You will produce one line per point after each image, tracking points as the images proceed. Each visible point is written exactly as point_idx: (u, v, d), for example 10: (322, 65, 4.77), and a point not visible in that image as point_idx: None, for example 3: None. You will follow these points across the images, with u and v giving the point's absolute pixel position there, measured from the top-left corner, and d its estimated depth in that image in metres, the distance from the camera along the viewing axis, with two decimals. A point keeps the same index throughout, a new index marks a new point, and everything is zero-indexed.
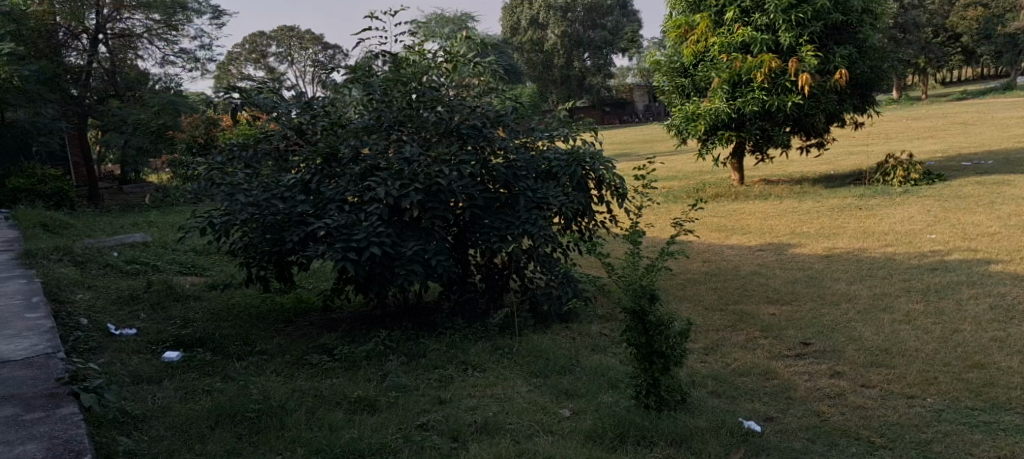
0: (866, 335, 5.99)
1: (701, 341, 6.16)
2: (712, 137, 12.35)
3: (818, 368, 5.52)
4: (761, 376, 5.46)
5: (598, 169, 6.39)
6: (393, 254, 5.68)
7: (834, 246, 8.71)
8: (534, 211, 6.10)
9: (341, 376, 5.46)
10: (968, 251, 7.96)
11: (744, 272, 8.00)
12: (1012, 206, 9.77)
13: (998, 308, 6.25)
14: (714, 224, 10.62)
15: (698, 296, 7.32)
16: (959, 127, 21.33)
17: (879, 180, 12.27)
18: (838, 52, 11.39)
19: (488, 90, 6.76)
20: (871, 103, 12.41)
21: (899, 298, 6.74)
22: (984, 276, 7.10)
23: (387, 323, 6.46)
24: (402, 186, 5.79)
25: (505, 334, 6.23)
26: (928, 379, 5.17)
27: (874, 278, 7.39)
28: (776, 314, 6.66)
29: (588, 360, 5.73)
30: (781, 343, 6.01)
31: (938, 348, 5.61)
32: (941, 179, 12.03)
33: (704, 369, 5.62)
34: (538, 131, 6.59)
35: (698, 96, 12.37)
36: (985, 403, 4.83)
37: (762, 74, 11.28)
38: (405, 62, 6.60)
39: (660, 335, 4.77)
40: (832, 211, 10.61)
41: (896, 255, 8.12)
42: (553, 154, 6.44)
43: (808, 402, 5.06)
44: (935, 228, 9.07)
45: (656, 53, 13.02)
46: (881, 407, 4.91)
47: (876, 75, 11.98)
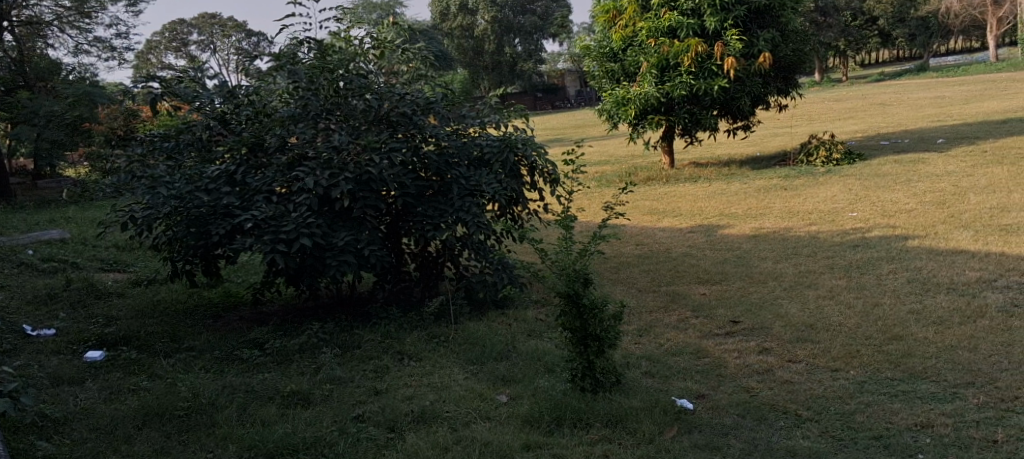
0: (791, 311, 6.15)
1: (634, 323, 6.24)
2: (642, 122, 12.51)
3: (746, 346, 5.64)
4: (693, 355, 5.57)
5: (530, 155, 6.41)
6: (324, 245, 5.61)
7: (761, 226, 8.91)
8: (467, 198, 6.08)
9: (273, 370, 5.38)
10: (888, 228, 8.22)
11: (675, 254, 8.13)
12: (928, 183, 10.14)
13: (915, 282, 6.48)
14: (645, 207, 10.74)
15: (630, 278, 7.41)
16: (877, 107, 22.04)
17: (803, 161, 12.60)
18: (761, 35, 11.60)
19: (416, 76, 6.72)
20: (794, 85, 12.70)
21: (823, 274, 6.94)
22: (902, 251, 7.35)
23: (320, 315, 6.38)
24: (331, 175, 5.72)
25: (441, 322, 6.21)
26: (850, 353, 5.34)
27: (799, 256, 7.58)
28: (707, 293, 6.79)
29: (524, 346, 5.76)
30: (711, 322, 6.13)
31: (860, 322, 5.80)
32: (861, 158, 12.41)
33: (639, 350, 5.70)
34: (469, 117, 6.56)
35: (628, 81, 12.46)
36: (904, 373, 5.00)
37: (689, 58, 11.49)
38: (331, 49, 6.45)
39: (593, 318, 4.82)
40: (758, 192, 10.85)
41: (819, 233, 8.35)
42: (485, 141, 6.43)
43: (738, 378, 5.17)
44: (856, 206, 9.34)
45: (585, 38, 13.07)
46: (807, 380, 5.05)
47: (798, 58, 12.27)
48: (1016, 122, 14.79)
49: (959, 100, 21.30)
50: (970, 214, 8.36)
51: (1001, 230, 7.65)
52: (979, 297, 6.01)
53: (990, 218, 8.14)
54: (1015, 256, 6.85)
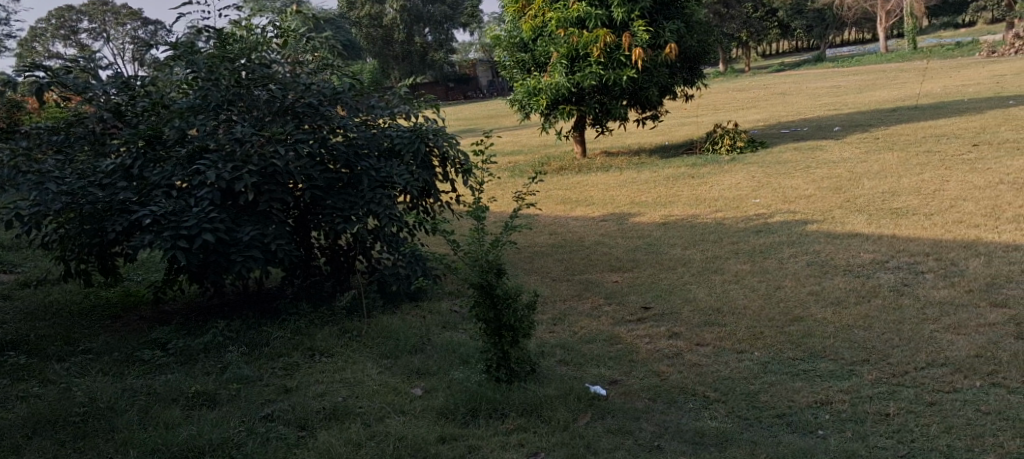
0: (699, 296, 6.30)
1: (548, 312, 6.28)
2: (554, 111, 12.59)
3: (657, 331, 5.74)
4: (606, 342, 5.64)
5: (442, 146, 6.37)
6: (228, 240, 5.45)
7: (670, 214, 9.09)
8: (378, 190, 5.99)
9: (176, 371, 5.21)
10: (789, 213, 8.49)
11: (588, 243, 8.20)
12: (826, 170, 10.51)
13: (815, 265, 6.71)
14: (557, 197, 10.81)
15: (544, 268, 7.46)
16: (778, 97, 22.77)
17: (709, 149, 12.90)
18: (667, 26, 11.81)
19: (322, 66, 6.63)
20: (699, 76, 12.98)
21: (729, 259, 7.12)
22: (803, 235, 7.60)
23: (226, 313, 6.21)
24: (234, 169, 5.57)
25: (353, 316, 6.12)
26: (754, 334, 5.50)
27: (706, 242, 7.76)
28: (619, 281, 6.89)
29: (439, 338, 5.73)
30: (623, 309, 6.22)
31: (763, 304, 5.98)
32: (763, 146, 12.80)
33: (553, 338, 5.74)
34: (378, 108, 6.49)
35: (539, 71, 12.54)
36: (804, 353, 5.17)
37: (598, 49, 11.59)
38: (232, 38, 6.30)
39: (507, 307, 4.81)
40: (667, 180, 11.05)
41: (725, 219, 8.56)
42: (395, 132, 6.35)
43: (649, 363, 5.26)
44: (759, 193, 9.62)
45: (495, 27, 13.03)
46: (714, 363, 5.17)
47: (703, 49, 12.55)
48: (906, 110, 15.46)
49: (854, 89, 22.15)
50: (865, 199, 8.71)
51: (892, 214, 7.99)
52: (872, 278, 6.26)
53: (883, 202, 8.49)
54: (905, 237, 7.16)
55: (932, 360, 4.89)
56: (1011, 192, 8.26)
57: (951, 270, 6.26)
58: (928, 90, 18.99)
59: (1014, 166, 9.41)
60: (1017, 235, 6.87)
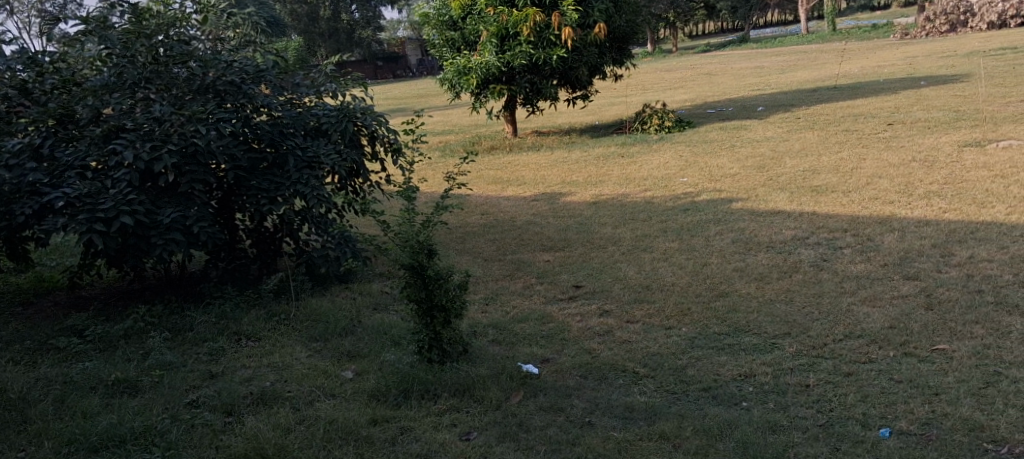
0: (629, 274, 6.36)
1: (480, 292, 6.27)
2: (484, 91, 12.50)
3: (588, 309, 5.78)
4: (538, 321, 5.65)
5: (370, 125, 6.27)
6: (147, 222, 5.28)
7: (600, 193, 9.14)
8: (305, 170, 5.86)
9: (95, 359, 5.04)
10: (715, 191, 8.63)
11: (520, 223, 8.20)
12: (750, 148, 10.72)
13: (739, 241, 6.83)
14: (489, 177, 10.78)
15: (475, 248, 7.43)
16: (703, 77, 23.08)
17: (638, 129, 13.03)
18: (596, 6, 11.87)
19: (244, 43, 6.45)
20: (628, 56, 13.08)
21: (658, 237, 7.20)
22: (728, 213, 7.74)
23: (147, 298, 6.02)
24: (152, 148, 5.39)
25: (280, 300, 6.01)
26: (682, 310, 5.58)
27: (636, 220, 7.83)
28: (550, 260, 6.91)
29: (369, 320, 5.67)
30: (554, 288, 6.25)
31: (690, 281, 6.07)
32: (690, 125, 12.97)
33: (485, 318, 5.73)
34: (304, 86, 6.35)
35: (469, 50, 12.43)
36: (730, 327, 5.27)
37: (528, 28, 11.55)
38: (147, 13, 6.05)
39: (439, 288, 4.76)
40: (598, 160, 11.12)
41: (654, 198, 8.66)
42: (322, 111, 6.24)
43: (580, 341, 5.29)
44: (687, 172, 9.75)
45: (423, 6, 12.81)
46: (644, 339, 5.23)
47: (631, 29, 12.67)
48: (825, 91, 15.84)
49: (775, 70, 22.61)
50: (787, 177, 8.90)
51: (813, 191, 8.19)
52: (794, 254, 6.41)
53: (804, 180, 8.69)
54: (824, 214, 7.35)
55: (850, 332, 5.03)
56: (923, 170, 8.54)
57: (868, 245, 6.45)
58: (845, 71, 19.50)
59: (925, 144, 9.73)
60: (928, 210, 7.11)
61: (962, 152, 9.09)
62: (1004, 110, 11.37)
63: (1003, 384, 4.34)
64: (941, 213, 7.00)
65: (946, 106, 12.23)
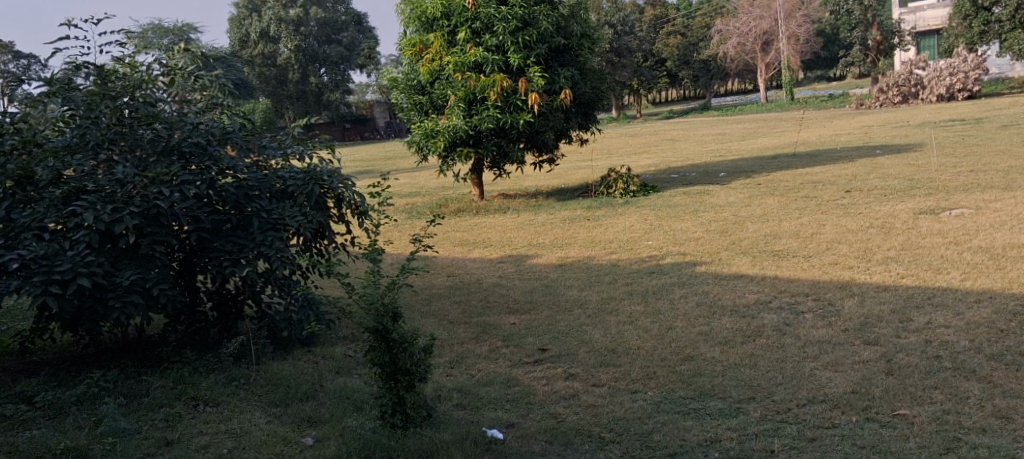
0: (595, 337, 6.35)
1: (446, 355, 6.22)
2: (451, 154, 12.56)
3: (554, 373, 5.75)
4: (503, 385, 5.61)
5: (337, 188, 6.26)
6: (105, 285, 5.21)
7: (566, 256, 9.18)
8: (270, 232, 5.82)
9: (44, 427, 4.91)
10: (680, 255, 8.70)
11: (486, 285, 8.19)
12: (713, 213, 10.87)
13: (704, 305, 6.88)
14: (455, 239, 10.81)
15: (441, 310, 7.39)
16: (666, 143, 23.48)
17: (603, 192, 13.17)
18: (562, 73, 12.09)
19: (211, 105, 6.45)
20: (593, 121, 13.27)
21: (623, 300, 7.22)
22: (692, 276, 7.80)
23: (102, 362, 5.89)
24: (114, 210, 5.34)
25: (241, 364, 5.90)
26: (648, 374, 5.57)
27: (602, 283, 7.86)
28: (516, 323, 6.89)
29: (331, 384, 5.58)
30: (520, 350, 6.21)
31: (656, 345, 6.07)
32: (655, 190, 13.14)
33: (450, 382, 5.68)
34: (270, 148, 6.36)
35: (437, 113, 12.53)
36: (695, 391, 5.27)
37: (495, 93, 11.72)
38: (113, 75, 6.09)
39: (403, 352, 4.69)
40: (564, 223, 11.19)
41: (619, 261, 8.71)
42: (288, 173, 6.23)
43: (546, 405, 5.25)
44: (651, 235, 9.83)
45: (392, 70, 12.93)
46: (610, 403, 5.20)
47: (597, 95, 12.89)
48: (785, 158, 16.15)
49: (737, 137, 23.07)
50: (749, 241, 9.02)
51: (775, 256, 8.30)
52: (757, 318, 6.45)
53: (766, 244, 8.81)
54: (786, 278, 7.44)
55: (813, 397, 5.05)
56: (880, 236, 8.70)
57: (829, 309, 6.52)
58: (804, 139, 19.93)
59: (883, 211, 9.93)
60: (886, 276, 7.22)
61: (918, 219, 9.28)
62: (957, 179, 11.66)
63: (963, 450, 4.37)
64: (899, 278, 7.12)
65: (901, 174, 12.51)
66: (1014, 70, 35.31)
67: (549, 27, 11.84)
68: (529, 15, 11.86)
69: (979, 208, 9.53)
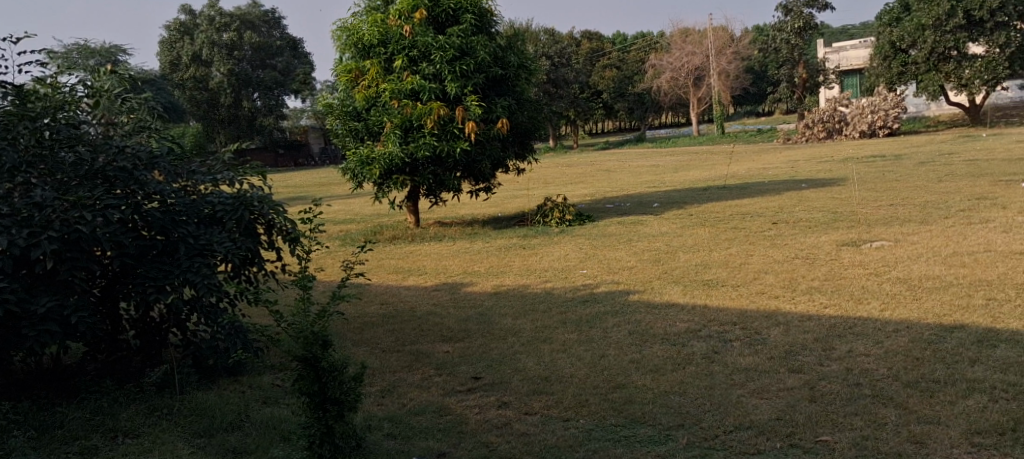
0: (529, 365, 6.35)
1: (377, 384, 6.15)
2: (386, 181, 12.51)
3: (487, 401, 5.73)
4: (435, 414, 5.57)
5: (267, 214, 6.18)
6: (20, 312, 5.03)
7: (501, 284, 9.20)
8: (196, 258, 5.68)
9: None
10: (613, 284, 8.78)
11: (420, 313, 8.12)
12: (646, 243, 11.02)
13: (636, 333, 6.94)
14: (389, 266, 10.72)
15: (374, 339, 7.30)
16: (601, 173, 23.79)
17: (540, 221, 13.24)
18: (499, 103, 12.19)
19: (138, 128, 6.35)
20: (530, 150, 13.38)
21: (557, 329, 7.24)
22: (625, 305, 7.87)
23: (14, 393, 5.68)
24: (31, 235, 5.16)
25: (163, 393, 5.76)
26: (580, 402, 5.59)
27: (536, 312, 7.87)
28: (450, 351, 6.85)
29: (258, 413, 5.47)
30: (453, 379, 6.18)
31: (589, 373, 6.09)
32: (590, 220, 13.26)
33: (381, 411, 5.62)
34: (199, 174, 6.24)
35: (372, 140, 12.44)
36: (626, 419, 5.31)
37: (431, 120, 11.73)
38: (33, 95, 5.97)
39: (333, 381, 4.62)
40: (500, 251, 11.21)
41: (554, 289, 8.75)
42: (217, 198, 6.11)
43: (478, 434, 5.23)
44: (586, 264, 9.91)
45: (327, 96, 12.75)
46: (542, 431, 5.21)
47: (534, 125, 13.02)
48: (716, 189, 16.46)
49: (669, 169, 23.51)
50: (680, 271, 9.16)
51: (705, 285, 8.43)
52: (687, 346, 6.53)
53: (696, 274, 8.95)
54: (715, 308, 7.55)
55: (739, 424, 5.13)
56: (805, 267, 8.92)
57: (755, 338, 6.64)
58: (733, 172, 20.41)
59: (808, 242, 10.20)
60: (810, 305, 7.40)
61: (840, 251, 9.56)
62: (878, 213, 12.03)
63: None
64: (822, 308, 7.30)
65: (825, 207, 12.85)
66: (931, 109, 36.77)
67: (487, 57, 11.95)
68: (466, 44, 11.96)
69: (898, 241, 9.86)
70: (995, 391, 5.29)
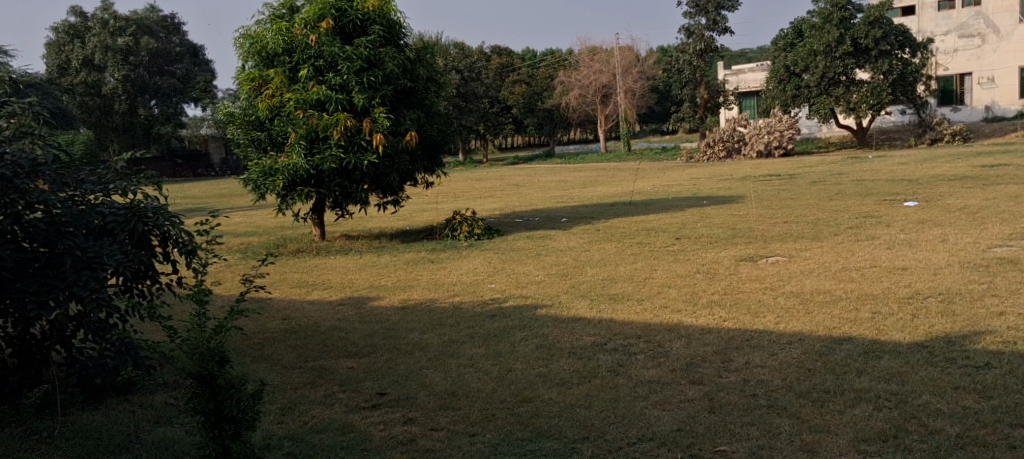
0: (435, 380, 6.26)
1: (278, 401, 5.96)
2: (290, 194, 12.23)
3: (391, 417, 5.61)
4: (338, 431, 5.42)
5: (162, 225, 5.92)
6: None
7: (408, 298, 9.07)
8: (83, 271, 5.37)
9: None
10: (521, 298, 8.76)
11: (323, 328, 7.93)
12: (554, 257, 11.07)
13: (543, 347, 6.94)
14: (293, 280, 10.45)
15: (275, 355, 7.08)
16: (510, 188, 23.87)
17: (448, 235, 13.15)
18: (408, 115, 12.09)
19: (21, 133, 6.00)
20: (439, 164, 13.30)
21: (465, 343, 7.17)
22: (533, 319, 7.86)
23: None
24: None
25: (43, 415, 5.47)
26: (486, 417, 5.53)
27: (443, 326, 7.78)
28: (354, 367, 6.69)
29: (149, 433, 5.23)
30: (358, 395, 6.03)
31: (495, 387, 6.05)
32: (499, 234, 13.25)
33: (281, 429, 5.44)
34: (88, 183, 5.94)
35: (275, 151, 12.17)
36: (532, 432, 5.27)
37: (338, 132, 11.54)
38: None
39: (230, 399, 4.43)
40: (407, 265, 11.08)
41: (462, 303, 8.68)
42: (108, 208, 5.81)
43: (382, 452, 5.11)
44: (494, 278, 9.89)
45: (228, 104, 12.40)
46: (447, 447, 5.13)
47: (444, 138, 12.95)
48: (621, 205, 16.69)
49: (576, 184, 23.78)
50: (586, 285, 9.22)
51: (611, 299, 8.51)
52: (593, 360, 6.56)
53: (602, 288, 9.03)
54: (621, 321, 7.61)
55: (642, 435, 5.16)
56: (706, 281, 9.10)
57: (659, 351, 6.72)
58: (638, 189, 20.79)
59: (709, 257, 10.43)
60: (711, 319, 7.54)
61: (739, 266, 9.81)
62: (774, 229, 12.41)
63: None
64: (722, 322, 7.44)
65: (724, 224, 13.17)
66: (823, 131, 38.29)
67: (395, 68, 11.83)
68: (374, 55, 11.82)
69: (792, 256, 10.18)
70: (880, 400, 5.47)
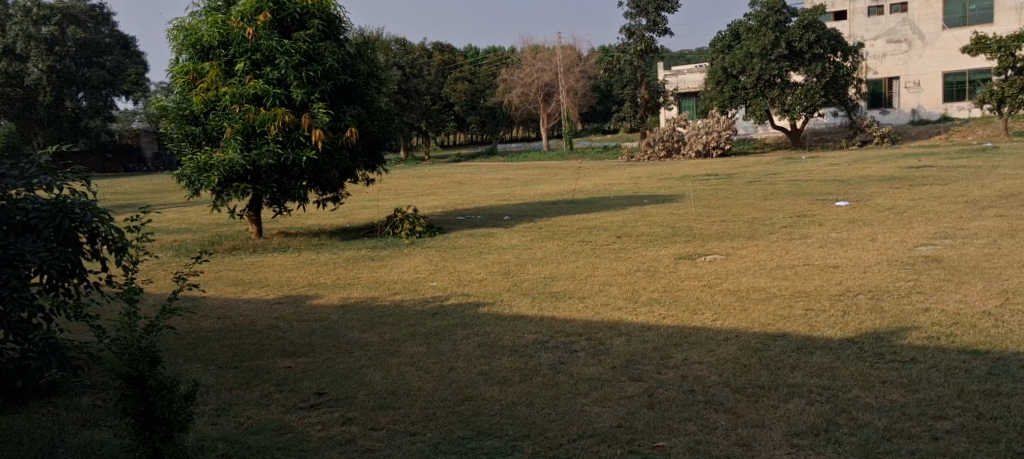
0: (375, 379, 6.17)
1: (212, 402, 5.80)
2: (226, 190, 11.96)
3: (330, 417, 5.51)
4: (274, 432, 5.30)
5: (90, 222, 5.70)
6: None
7: (348, 296, 8.94)
8: None
9: None
10: (462, 296, 8.70)
11: (260, 327, 7.76)
12: (495, 255, 11.03)
13: (484, 345, 6.89)
14: (229, 278, 10.22)
15: (209, 355, 6.90)
16: (453, 185, 23.78)
17: (389, 232, 13.01)
18: (348, 111, 11.92)
19: None
20: (380, 161, 13.15)
21: (405, 342, 7.09)
22: (474, 317, 7.81)
23: None
24: None
25: None
26: (427, 415, 5.47)
27: (384, 324, 7.68)
28: (292, 366, 6.56)
29: (74, 437, 5.04)
30: (295, 395, 5.91)
31: (437, 385, 5.98)
32: (440, 232, 13.16)
33: (215, 431, 5.30)
34: (10, 177, 5.69)
35: (211, 146, 11.90)
36: (473, 431, 5.23)
37: (275, 127, 11.32)
38: None
39: (161, 400, 4.28)
40: (347, 262, 10.93)
41: (402, 302, 8.58)
42: (32, 204, 5.57)
43: (319, 452, 5.01)
44: (436, 276, 9.81)
45: (161, 98, 12.08)
46: (387, 447, 5.05)
47: (385, 135, 12.80)
48: (563, 204, 16.73)
49: (518, 182, 23.80)
50: (528, 283, 9.21)
51: (552, 297, 8.50)
52: (534, 357, 6.54)
53: (544, 286, 9.02)
54: (562, 319, 7.61)
55: (583, 432, 5.15)
56: (646, 279, 9.16)
57: (599, 348, 6.73)
58: (580, 187, 20.88)
59: (649, 255, 10.50)
60: (651, 316, 7.58)
61: (679, 264, 9.90)
62: (712, 228, 12.56)
63: None
64: (661, 319, 7.49)
65: (664, 223, 13.29)
66: (759, 132, 38.99)
67: (334, 63, 11.66)
68: (312, 50, 11.63)
69: (729, 255, 10.31)
70: (813, 395, 5.56)
